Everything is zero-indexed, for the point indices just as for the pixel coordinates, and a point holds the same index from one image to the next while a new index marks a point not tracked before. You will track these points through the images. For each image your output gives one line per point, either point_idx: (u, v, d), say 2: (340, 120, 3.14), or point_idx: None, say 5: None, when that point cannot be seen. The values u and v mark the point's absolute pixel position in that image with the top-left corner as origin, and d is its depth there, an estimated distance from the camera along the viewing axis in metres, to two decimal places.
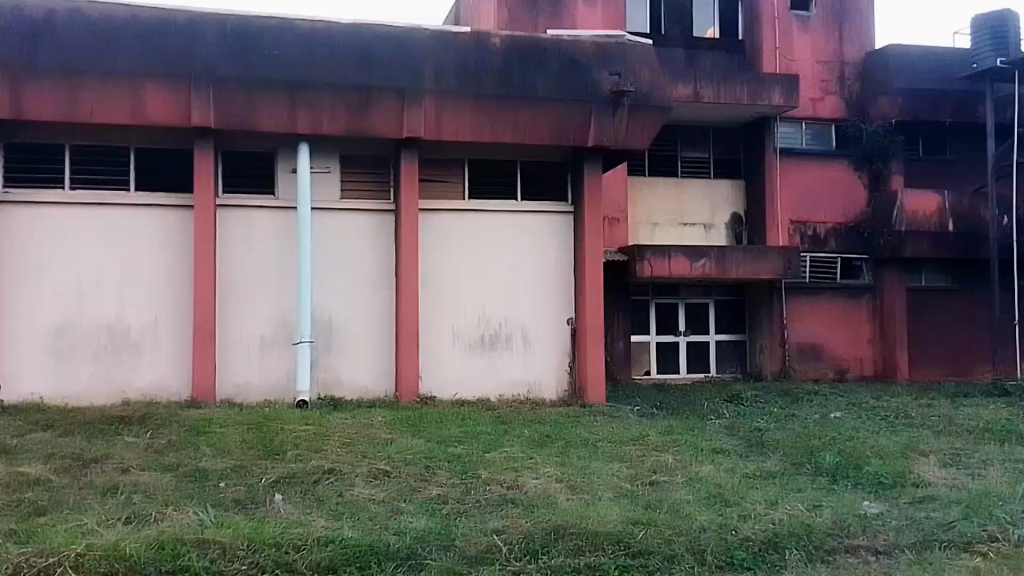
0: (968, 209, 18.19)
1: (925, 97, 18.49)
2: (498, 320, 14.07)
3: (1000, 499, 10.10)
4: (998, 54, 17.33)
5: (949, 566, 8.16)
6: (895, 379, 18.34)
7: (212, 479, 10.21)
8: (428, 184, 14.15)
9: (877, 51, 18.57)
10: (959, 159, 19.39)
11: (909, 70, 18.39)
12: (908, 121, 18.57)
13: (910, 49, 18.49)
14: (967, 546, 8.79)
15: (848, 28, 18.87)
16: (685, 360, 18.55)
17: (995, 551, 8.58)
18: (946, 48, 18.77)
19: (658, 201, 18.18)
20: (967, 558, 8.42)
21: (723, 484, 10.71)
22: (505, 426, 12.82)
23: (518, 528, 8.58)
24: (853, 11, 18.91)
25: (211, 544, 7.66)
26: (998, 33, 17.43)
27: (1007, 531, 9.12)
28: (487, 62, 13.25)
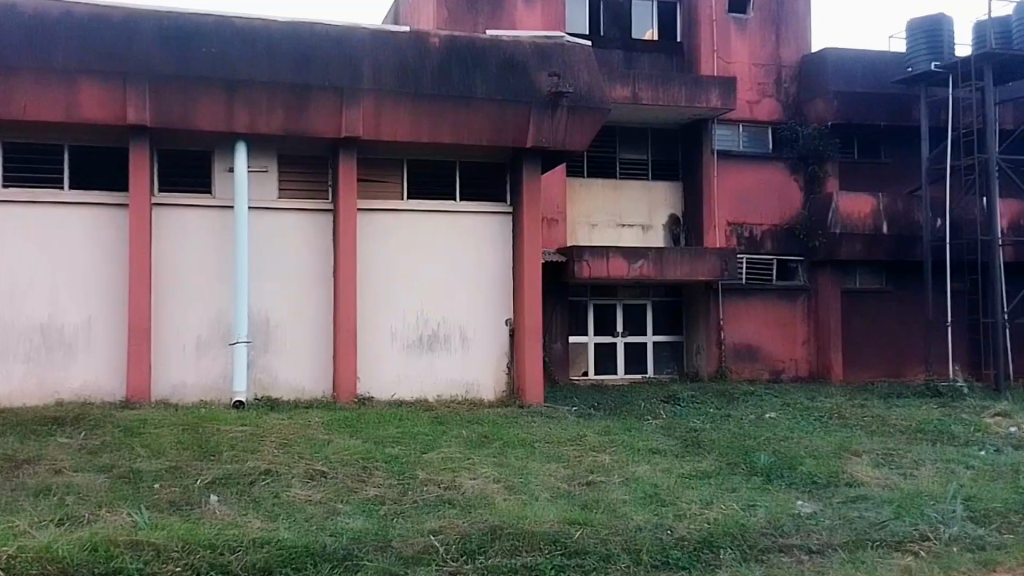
0: (901, 211, 18.49)
1: (861, 99, 18.60)
2: (437, 321, 14.15)
3: (931, 500, 9.69)
4: (932, 58, 17.35)
5: (881, 566, 7.84)
6: (829, 380, 18.62)
7: (146, 480, 9.92)
8: (367, 184, 14.17)
9: (813, 54, 18.78)
10: (898, 161, 19.65)
11: (844, 73, 18.55)
12: (843, 124, 18.71)
13: (847, 53, 18.66)
14: (898, 545, 8.43)
15: (785, 33, 19.11)
16: (623, 360, 18.69)
17: (927, 551, 8.24)
18: (882, 52, 18.94)
19: (597, 202, 18.28)
20: (900, 557, 8.08)
21: (660, 484, 10.36)
22: (443, 426, 12.72)
23: (456, 528, 8.39)
24: (789, 16, 19.15)
25: (145, 546, 7.58)
26: (932, 37, 17.42)
27: (939, 530, 8.72)
28: (426, 62, 13.29)
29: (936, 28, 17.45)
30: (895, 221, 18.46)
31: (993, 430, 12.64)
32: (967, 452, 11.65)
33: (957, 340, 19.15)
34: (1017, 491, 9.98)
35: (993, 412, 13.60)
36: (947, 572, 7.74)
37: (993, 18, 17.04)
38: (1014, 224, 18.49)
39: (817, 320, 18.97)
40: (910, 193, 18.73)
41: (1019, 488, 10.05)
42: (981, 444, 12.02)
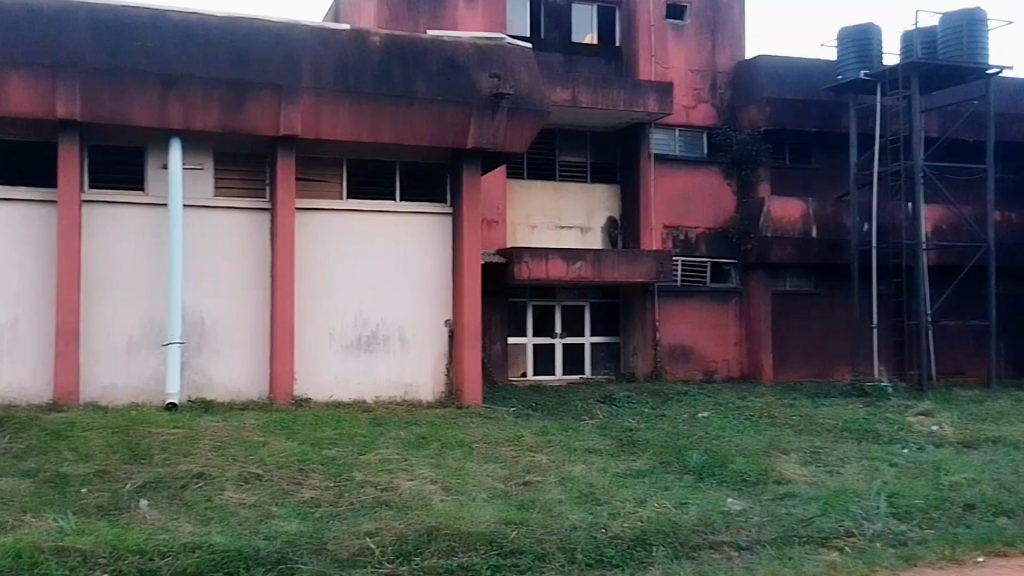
0: (830, 216, 19.18)
1: (793, 107, 19.07)
2: (376, 321, 14.09)
3: (856, 496, 9.72)
4: (862, 66, 17.89)
5: (807, 561, 7.94)
6: (759, 380, 19.09)
7: (73, 485, 9.62)
8: (305, 183, 14.01)
9: (747, 61, 19.17)
10: (828, 167, 20.19)
11: (777, 80, 19.01)
12: (775, 130, 19.15)
13: (779, 60, 19.06)
14: (824, 541, 8.56)
15: (719, 39, 19.53)
16: (561, 361, 18.83)
17: (851, 547, 8.35)
18: (812, 60, 19.45)
19: (537, 204, 18.40)
20: (824, 553, 8.19)
21: (595, 484, 10.43)
22: (381, 428, 12.58)
23: (392, 530, 8.32)
24: (723, 23, 19.53)
25: (71, 552, 7.45)
26: (862, 46, 17.96)
27: (863, 526, 8.83)
28: (367, 60, 13.16)
29: (865, 37, 18.03)
30: (824, 227, 19.11)
31: (916, 429, 12.89)
32: (891, 450, 11.80)
33: (882, 341, 19.83)
34: (936, 486, 10.04)
35: (914, 412, 14.03)
36: (871, 569, 7.79)
37: (919, 28, 17.63)
38: (936, 230, 19.33)
39: (750, 322, 19.43)
40: (838, 199, 19.41)
41: (939, 484, 10.10)
42: (903, 442, 12.26)
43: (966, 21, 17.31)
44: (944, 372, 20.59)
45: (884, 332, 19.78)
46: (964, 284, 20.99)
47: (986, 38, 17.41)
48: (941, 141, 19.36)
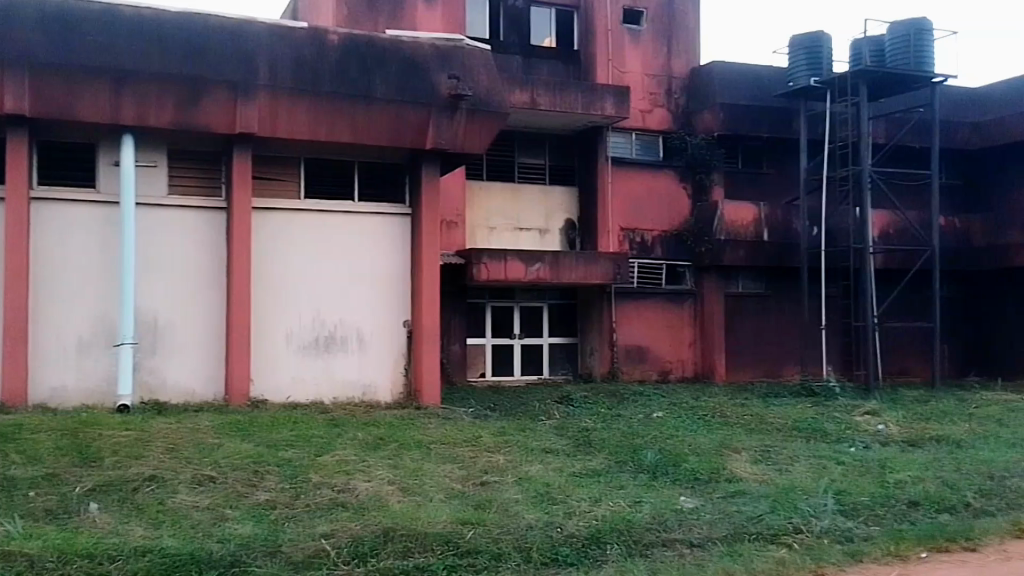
0: (781, 220, 19.62)
1: (746, 112, 19.44)
2: (334, 322, 14.03)
3: (804, 493, 9.77)
4: (812, 73, 18.29)
5: (756, 556, 8.00)
6: (712, 380, 19.42)
7: (19, 488, 9.39)
8: (261, 182, 13.89)
9: (702, 67, 19.50)
10: (780, 172, 20.66)
11: (730, 86, 19.35)
12: (728, 135, 19.49)
13: (732, 66, 19.42)
14: (774, 538, 8.59)
15: (675, 45, 19.82)
16: (519, 362, 18.92)
17: (800, 542, 8.38)
18: (764, 67, 19.85)
19: (496, 205, 18.47)
20: (774, 549, 8.21)
21: (551, 484, 10.51)
22: (338, 429, 12.51)
23: (347, 532, 8.28)
24: (679, 28, 19.84)
25: (17, 557, 7.30)
26: (812, 53, 18.35)
27: (811, 522, 8.86)
28: (324, 59, 13.07)
29: (815, 45, 18.41)
30: (775, 230, 19.53)
31: (863, 428, 13.18)
32: (839, 448, 12.06)
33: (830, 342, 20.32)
34: (881, 484, 10.03)
35: (861, 411, 14.37)
36: (818, 565, 7.74)
37: (868, 37, 18.04)
38: (883, 233, 19.85)
39: (704, 323, 19.74)
40: (789, 203, 19.87)
41: (884, 481, 10.13)
42: (850, 441, 12.53)
43: (913, 31, 17.78)
44: (891, 372, 21.16)
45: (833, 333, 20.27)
46: (910, 286, 21.57)
47: (931, 47, 17.90)
48: (888, 147, 19.89)
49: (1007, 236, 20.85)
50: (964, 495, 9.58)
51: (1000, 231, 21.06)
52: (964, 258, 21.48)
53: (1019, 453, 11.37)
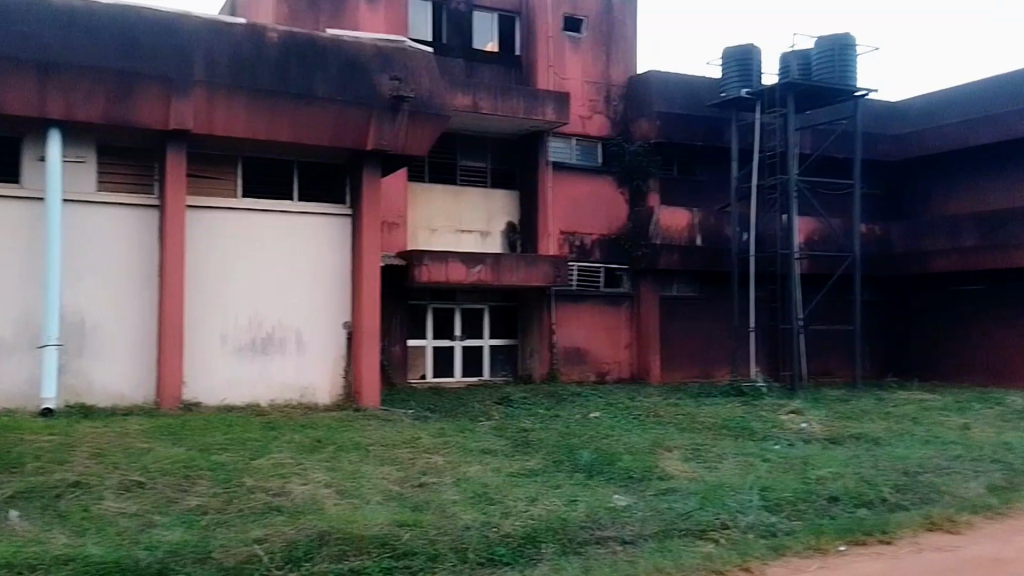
0: (713, 225, 20.23)
1: (682, 121, 19.93)
2: (272, 322, 13.87)
3: (732, 490, 10.05)
4: (743, 85, 18.90)
5: (685, 552, 8.17)
6: (648, 381, 19.83)
7: None
8: (197, 180, 13.64)
9: (639, 75, 19.91)
10: (714, 179, 21.24)
11: (667, 95, 19.81)
12: (664, 142, 19.94)
13: (669, 76, 19.87)
14: (702, 533, 8.79)
15: (613, 53, 20.19)
16: (459, 364, 18.97)
17: (726, 538, 8.60)
18: (698, 78, 20.39)
19: (437, 208, 18.48)
20: (701, 544, 8.42)
21: (488, 484, 10.55)
22: (274, 432, 12.36)
23: (281, 537, 8.13)
24: (618, 37, 20.24)
25: None
26: (743, 65, 18.94)
27: (738, 518, 9.09)
28: (263, 56, 12.92)
29: (746, 57, 18.95)
30: (708, 235, 20.13)
31: (788, 427, 13.62)
32: (765, 446, 12.42)
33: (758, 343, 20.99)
34: (804, 480, 10.38)
35: (787, 411, 14.82)
36: (743, 559, 7.97)
37: (796, 50, 18.64)
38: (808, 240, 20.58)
39: (640, 326, 20.14)
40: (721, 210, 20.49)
41: (806, 477, 10.47)
42: (775, 439, 12.91)
43: (837, 45, 18.36)
44: (814, 373, 21.92)
45: (761, 336, 20.92)
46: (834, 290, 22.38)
47: (855, 62, 18.53)
48: (814, 156, 20.66)
49: (922, 244, 21.73)
50: (881, 490, 9.93)
51: (916, 238, 21.92)
52: (882, 265, 22.51)
53: (930, 450, 11.90)
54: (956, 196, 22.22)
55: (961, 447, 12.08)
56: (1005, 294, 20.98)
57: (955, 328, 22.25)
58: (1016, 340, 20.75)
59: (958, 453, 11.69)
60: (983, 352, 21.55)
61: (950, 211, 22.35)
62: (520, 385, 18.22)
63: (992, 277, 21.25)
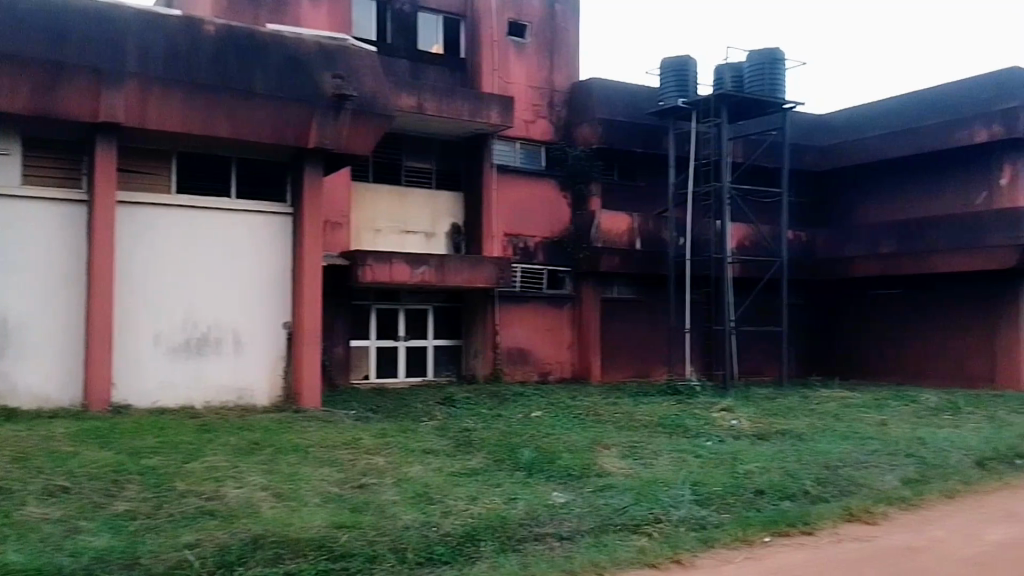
0: (651, 229, 20.61)
1: (623, 127, 20.31)
2: (207, 323, 13.67)
3: (665, 486, 10.27)
4: (680, 95, 19.35)
5: (620, 546, 8.29)
6: (589, 381, 20.11)
7: None
8: (129, 176, 13.39)
9: (582, 82, 20.24)
10: (652, 184, 21.70)
11: (608, 102, 20.17)
12: (605, 148, 20.28)
13: (611, 83, 20.24)
14: (636, 528, 8.94)
15: (557, 60, 20.49)
16: (403, 365, 18.94)
17: (659, 532, 8.78)
18: (639, 86, 20.81)
19: (381, 208, 18.44)
20: (635, 539, 8.56)
21: (430, 483, 10.46)
22: (209, 434, 12.17)
23: (213, 541, 7.99)
24: (561, 43, 20.55)
25: None
26: (680, 76, 19.38)
27: (671, 512, 9.32)
28: (199, 48, 12.77)
29: (683, 68, 19.41)
30: (648, 239, 20.54)
31: (719, 423, 13.98)
32: (697, 443, 12.68)
33: (693, 344, 21.50)
34: (733, 475, 10.68)
35: (718, 408, 15.22)
36: (675, 552, 8.17)
37: (729, 63, 19.13)
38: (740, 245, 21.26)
39: (582, 327, 20.43)
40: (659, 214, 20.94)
41: (735, 472, 10.78)
42: (707, 435, 13.22)
43: (767, 59, 18.87)
44: (744, 372, 22.54)
45: (696, 337, 21.43)
46: (765, 293, 23.05)
47: (784, 75, 19.07)
48: (746, 165, 21.29)
49: (846, 250, 22.59)
50: (804, 483, 10.28)
51: (841, 244, 22.76)
52: (809, 269, 23.27)
53: (850, 445, 12.36)
54: (879, 204, 23.07)
55: (878, 442, 12.58)
56: (921, 298, 21.97)
57: (875, 331, 23.12)
58: (931, 341, 21.73)
59: (876, 447, 12.17)
60: (900, 354, 22.48)
61: (874, 217, 23.17)
62: (463, 385, 18.30)
63: (909, 283, 22.23)
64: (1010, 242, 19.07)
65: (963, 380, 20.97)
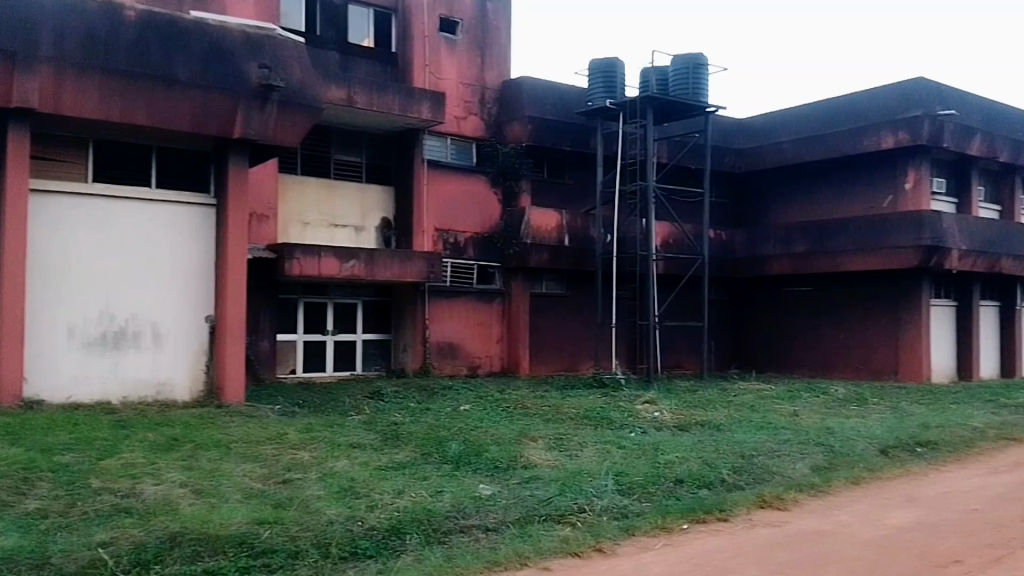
0: (580, 227, 20.88)
1: (553, 126, 20.56)
2: (125, 316, 13.27)
3: (590, 476, 10.50)
4: (608, 95, 19.68)
5: (544, 537, 8.44)
6: (517, 374, 20.32)
7: None
8: (42, 162, 12.89)
9: (512, 80, 20.41)
10: (581, 183, 22.06)
11: (537, 101, 20.38)
12: (535, 146, 20.49)
13: (541, 83, 20.46)
14: (560, 518, 9.12)
15: (488, 58, 20.62)
16: (331, 359, 18.76)
17: (582, 521, 8.97)
18: (568, 86, 21.10)
19: (309, 201, 18.19)
20: (559, 529, 8.73)
21: (355, 478, 10.40)
22: (126, 430, 11.82)
23: (129, 539, 7.79)
24: (492, 41, 20.67)
25: None
26: (608, 77, 19.73)
27: (594, 502, 9.54)
28: (118, 34, 12.38)
29: (611, 69, 19.77)
30: (576, 236, 20.80)
31: (641, 415, 14.34)
32: (621, 434, 12.99)
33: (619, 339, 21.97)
34: (653, 464, 11.01)
35: (642, 400, 15.61)
36: (596, 540, 8.38)
37: (655, 66, 19.65)
38: (664, 242, 21.75)
39: (510, 321, 20.63)
40: (587, 212, 21.26)
41: (656, 462, 11.10)
42: (631, 427, 13.54)
43: (691, 64, 19.36)
44: (667, 366, 23.17)
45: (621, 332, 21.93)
46: (687, 290, 23.69)
47: (707, 80, 19.60)
48: (671, 166, 21.84)
49: (761, 249, 23.46)
50: (720, 472, 10.67)
51: (757, 244, 23.61)
52: (728, 268, 24.06)
53: (764, 435, 12.87)
54: (796, 206, 23.98)
55: (790, 431, 13.14)
56: (831, 295, 22.99)
57: (788, 326, 24.07)
58: (841, 337, 22.74)
59: (788, 437, 12.72)
60: (811, 348, 23.46)
61: (790, 219, 24.08)
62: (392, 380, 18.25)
63: (820, 280, 23.23)
64: (915, 243, 20.10)
65: (868, 373, 22.07)
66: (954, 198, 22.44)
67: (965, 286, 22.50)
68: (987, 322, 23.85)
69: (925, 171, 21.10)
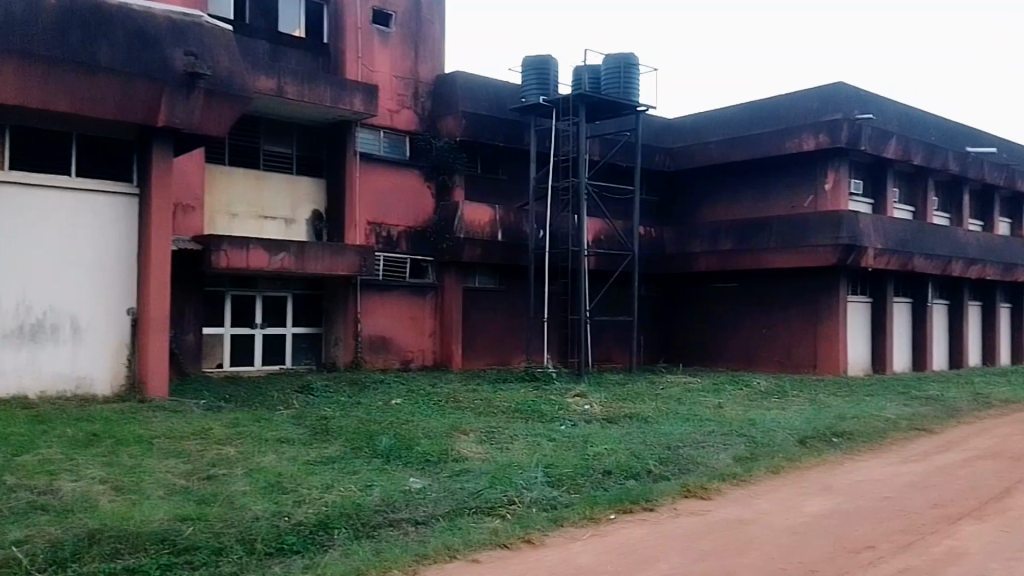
0: (513, 222, 21.01)
1: (486, 121, 20.61)
2: (42, 308, 12.76)
3: (519, 469, 10.61)
4: (541, 92, 19.83)
5: (474, 529, 8.50)
6: (449, 368, 20.33)
7: None
8: None
9: (446, 74, 20.36)
10: (514, 178, 22.19)
11: (471, 96, 20.40)
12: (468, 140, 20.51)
13: (475, 78, 20.49)
14: (490, 510, 9.19)
15: (421, 52, 20.53)
16: (260, 353, 18.43)
17: (512, 513, 9.08)
18: (502, 82, 21.18)
19: (238, 192, 17.81)
20: (488, 521, 8.80)
21: (283, 473, 10.26)
22: (43, 426, 11.38)
23: (44, 537, 7.53)
24: (425, 35, 20.59)
25: None
26: (541, 74, 19.87)
27: (523, 494, 9.65)
28: (36, 17, 11.86)
29: (544, 66, 19.93)
30: (509, 231, 20.92)
31: (572, 408, 14.55)
32: (552, 427, 13.15)
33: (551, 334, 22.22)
34: (582, 456, 11.20)
35: (572, 394, 15.82)
36: (525, 532, 8.50)
37: (587, 65, 19.90)
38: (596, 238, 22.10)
39: (443, 315, 20.63)
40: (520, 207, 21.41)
41: (585, 454, 11.28)
42: (561, 420, 13.72)
43: (623, 63, 19.65)
44: (598, 359, 23.54)
45: (553, 326, 22.18)
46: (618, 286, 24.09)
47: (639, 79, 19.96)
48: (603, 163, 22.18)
49: (689, 246, 24.04)
50: (647, 463, 10.93)
51: (685, 241, 24.18)
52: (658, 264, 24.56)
53: (690, 427, 13.22)
54: (723, 205, 24.65)
55: (714, 423, 13.54)
56: (755, 290, 23.71)
57: (714, 321, 24.72)
58: (764, 331, 23.48)
59: (712, 428, 13.11)
60: (736, 342, 24.15)
61: (717, 216, 24.74)
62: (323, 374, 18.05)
63: (745, 277, 23.93)
64: (834, 242, 20.88)
65: (789, 367, 22.87)
66: (871, 199, 23.41)
67: (880, 283, 23.50)
68: (900, 318, 24.97)
69: (844, 173, 21.95)
